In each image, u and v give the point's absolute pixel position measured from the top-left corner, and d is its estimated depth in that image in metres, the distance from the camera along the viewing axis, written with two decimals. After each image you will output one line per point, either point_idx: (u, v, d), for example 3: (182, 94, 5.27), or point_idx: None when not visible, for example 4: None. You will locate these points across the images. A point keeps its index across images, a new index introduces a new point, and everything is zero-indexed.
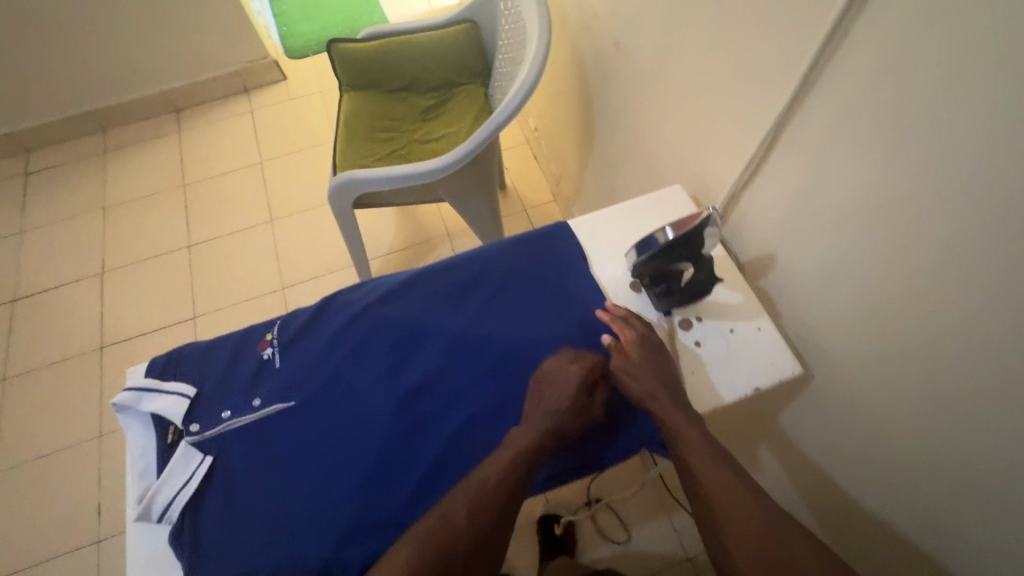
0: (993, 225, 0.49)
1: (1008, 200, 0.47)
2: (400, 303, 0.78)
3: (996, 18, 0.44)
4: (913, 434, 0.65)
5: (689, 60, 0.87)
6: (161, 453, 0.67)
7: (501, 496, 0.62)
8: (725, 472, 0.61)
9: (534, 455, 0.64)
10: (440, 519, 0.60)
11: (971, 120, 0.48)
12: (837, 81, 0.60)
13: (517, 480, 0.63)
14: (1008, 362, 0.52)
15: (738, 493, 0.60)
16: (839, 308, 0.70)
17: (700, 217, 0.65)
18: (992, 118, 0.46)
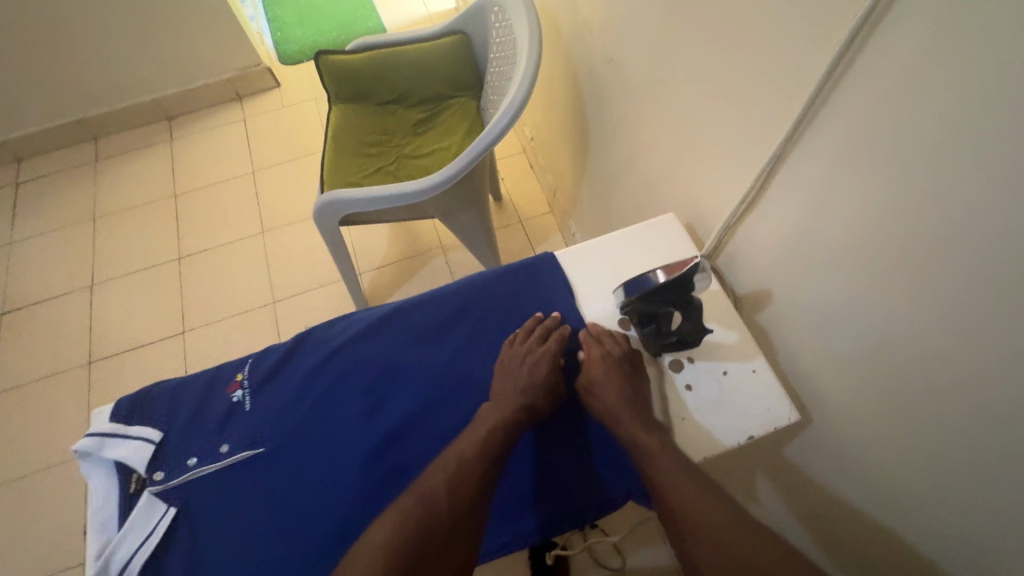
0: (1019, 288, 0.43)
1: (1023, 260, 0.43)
2: (379, 341, 0.73)
3: (1011, 60, 0.39)
4: (914, 492, 0.61)
5: (680, 79, 0.82)
6: (122, 503, 0.63)
7: (472, 483, 0.60)
8: (683, 474, 0.58)
9: (500, 444, 0.63)
10: (419, 504, 0.58)
11: (992, 169, 0.43)
12: (843, 113, 0.55)
13: (478, 486, 0.60)
14: (1016, 431, 0.47)
15: (697, 495, 0.56)
16: (841, 353, 0.65)
17: (689, 266, 0.61)
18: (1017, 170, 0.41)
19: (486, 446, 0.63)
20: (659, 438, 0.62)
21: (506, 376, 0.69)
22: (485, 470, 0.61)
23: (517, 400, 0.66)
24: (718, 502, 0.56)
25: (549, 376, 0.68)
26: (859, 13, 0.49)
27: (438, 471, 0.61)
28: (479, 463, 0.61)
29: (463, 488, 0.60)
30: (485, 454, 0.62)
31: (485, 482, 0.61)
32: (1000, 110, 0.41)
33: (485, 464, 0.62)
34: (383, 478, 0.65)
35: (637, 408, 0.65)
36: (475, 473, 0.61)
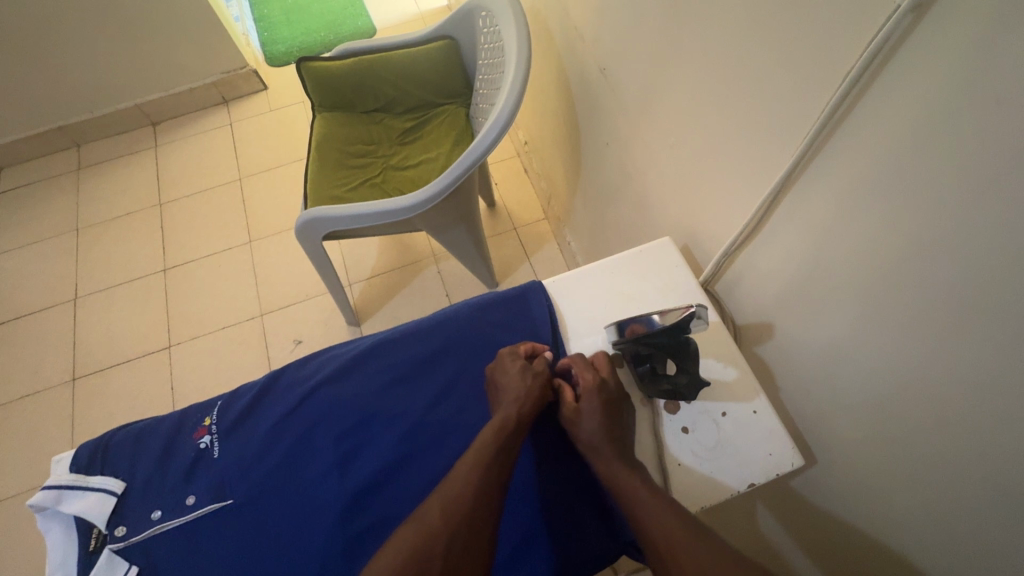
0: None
1: None
2: (353, 381, 0.69)
3: None
4: (917, 546, 0.57)
5: (675, 93, 0.77)
6: (81, 561, 0.59)
7: (478, 501, 0.55)
8: (668, 511, 0.54)
9: (486, 482, 0.57)
10: (420, 536, 0.52)
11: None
12: (855, 146, 0.50)
13: (467, 526, 0.53)
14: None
15: (686, 532, 0.51)
16: (849, 398, 0.61)
17: (682, 313, 0.57)
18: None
19: (485, 461, 0.58)
20: (642, 478, 0.58)
21: (497, 389, 0.65)
22: (487, 488, 0.56)
23: (504, 427, 0.61)
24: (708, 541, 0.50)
25: (536, 397, 0.63)
26: (874, 39, 0.44)
27: (436, 499, 0.56)
28: (481, 483, 0.56)
29: (466, 507, 0.54)
30: (487, 471, 0.57)
31: (488, 504, 0.55)
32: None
33: (488, 481, 0.57)
34: (360, 533, 0.61)
35: (620, 441, 0.61)
36: (477, 492, 0.56)
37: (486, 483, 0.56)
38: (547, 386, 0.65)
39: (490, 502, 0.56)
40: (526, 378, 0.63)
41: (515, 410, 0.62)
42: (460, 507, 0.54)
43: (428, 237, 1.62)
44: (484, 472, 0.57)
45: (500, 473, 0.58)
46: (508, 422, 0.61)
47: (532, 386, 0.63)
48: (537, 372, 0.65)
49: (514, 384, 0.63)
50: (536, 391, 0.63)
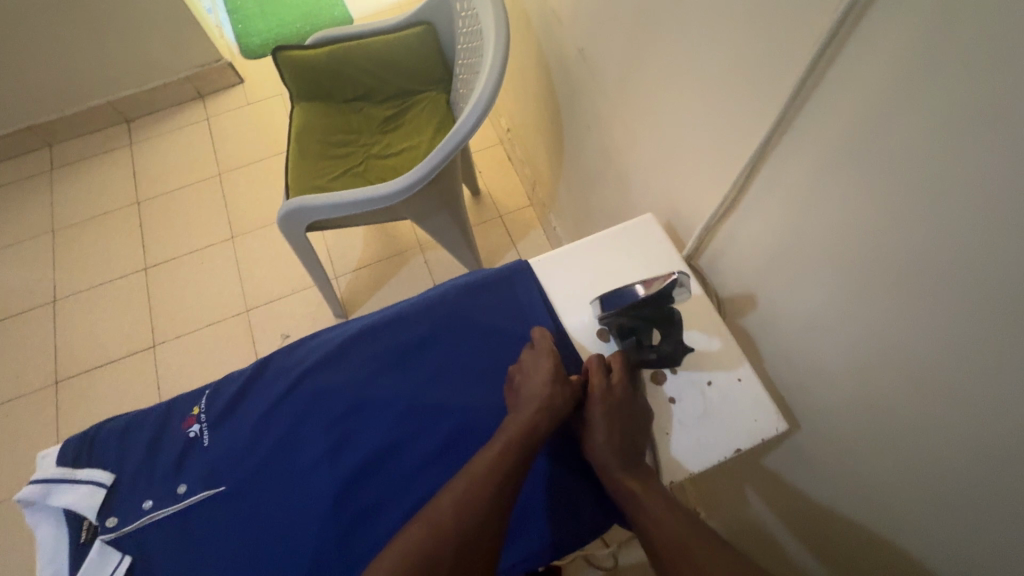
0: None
1: (1004, 269, 0.40)
2: (343, 366, 0.69)
3: (997, 60, 0.36)
4: (896, 500, 0.60)
5: (654, 71, 0.78)
6: (73, 554, 0.59)
7: (491, 502, 0.56)
8: (689, 523, 0.55)
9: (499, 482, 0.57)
10: (427, 535, 0.54)
11: (999, 179, 0.38)
12: (829, 110, 0.51)
13: (476, 526, 0.55)
14: (995, 443, 0.45)
15: (705, 546, 0.53)
16: (831, 362, 0.62)
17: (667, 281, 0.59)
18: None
19: (500, 462, 0.58)
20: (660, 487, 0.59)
21: (518, 391, 0.64)
22: (499, 489, 0.57)
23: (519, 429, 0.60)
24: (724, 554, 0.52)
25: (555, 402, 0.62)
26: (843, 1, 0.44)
27: (447, 496, 0.57)
28: (495, 482, 0.57)
29: (478, 505, 0.56)
30: (499, 471, 0.58)
31: (501, 503, 0.57)
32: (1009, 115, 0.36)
33: (501, 482, 0.57)
34: (353, 516, 0.62)
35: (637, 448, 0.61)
36: (492, 494, 0.57)
37: (498, 483, 0.57)
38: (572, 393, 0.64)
39: (502, 503, 0.57)
40: (553, 387, 0.62)
41: (540, 418, 0.61)
42: (469, 504, 0.56)
43: (412, 224, 1.62)
44: (501, 474, 0.58)
45: (515, 474, 0.59)
46: (529, 427, 0.60)
47: (560, 396, 0.62)
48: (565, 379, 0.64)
49: (539, 388, 0.62)
50: (561, 397, 0.63)
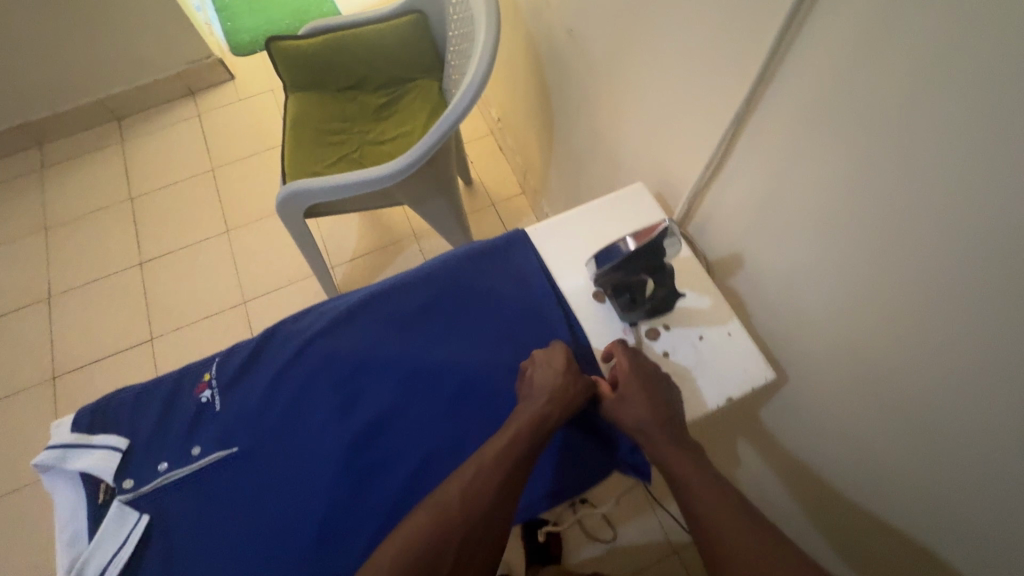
0: (992, 237, 0.43)
1: (968, 199, 0.44)
2: (350, 332, 0.71)
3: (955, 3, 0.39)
4: (883, 436, 0.63)
5: (640, 46, 0.81)
6: (91, 515, 0.60)
7: (500, 489, 0.57)
8: (717, 491, 0.56)
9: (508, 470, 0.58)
10: (433, 519, 0.55)
11: (959, 113, 0.42)
12: (804, 67, 0.54)
13: (483, 512, 0.56)
14: (969, 366, 0.49)
15: (732, 515, 0.54)
16: (816, 311, 0.66)
17: (659, 229, 0.61)
18: (987, 112, 0.40)
19: (512, 451, 0.59)
20: (692, 453, 0.59)
21: (528, 381, 0.65)
22: (508, 478, 0.58)
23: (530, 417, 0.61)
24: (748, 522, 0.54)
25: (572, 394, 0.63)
26: None
27: (455, 481, 0.58)
28: (503, 470, 0.58)
29: (485, 494, 0.57)
30: (508, 459, 0.59)
31: (508, 489, 0.58)
32: (966, 50, 0.40)
33: (511, 471, 0.58)
34: (363, 470, 0.64)
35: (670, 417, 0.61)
36: (501, 483, 0.58)
37: (508, 472, 0.58)
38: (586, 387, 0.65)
39: (511, 490, 0.58)
40: (565, 377, 0.63)
41: (552, 407, 0.62)
42: (477, 491, 0.57)
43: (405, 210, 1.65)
44: (510, 462, 0.59)
45: (524, 461, 0.59)
46: (541, 416, 0.61)
47: (571, 387, 0.63)
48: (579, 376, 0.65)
49: (552, 379, 0.63)
50: (574, 387, 0.63)
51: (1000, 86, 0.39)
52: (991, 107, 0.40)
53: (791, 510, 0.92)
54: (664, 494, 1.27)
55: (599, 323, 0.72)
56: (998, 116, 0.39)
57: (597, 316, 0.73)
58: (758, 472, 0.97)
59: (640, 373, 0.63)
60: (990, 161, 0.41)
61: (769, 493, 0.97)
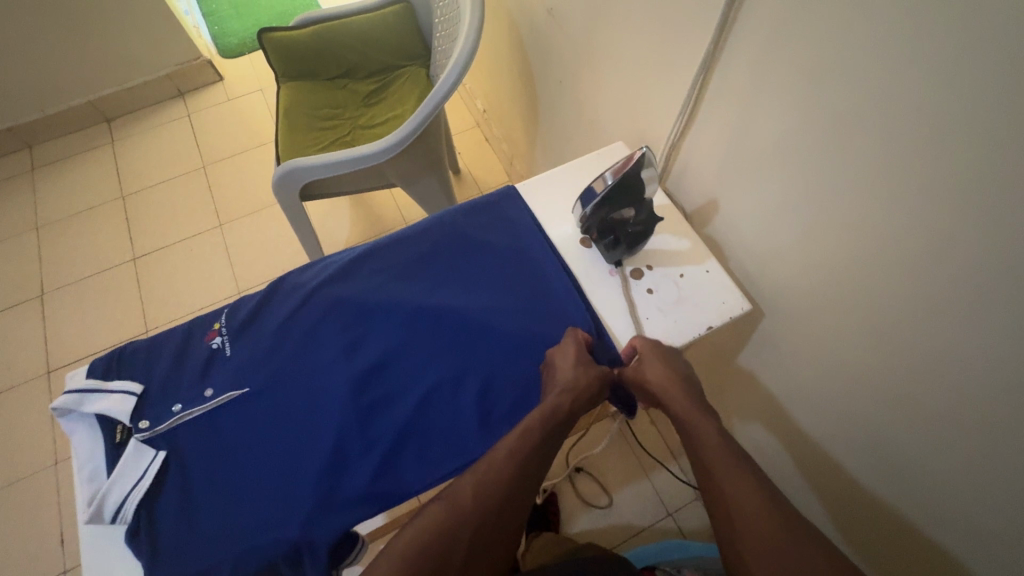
0: (923, 140, 0.49)
1: (904, 108, 0.50)
2: (353, 281, 0.76)
3: None
4: (853, 350, 0.69)
5: (615, 15, 0.88)
6: (110, 452, 0.63)
7: (513, 483, 0.60)
8: (736, 465, 0.59)
9: (524, 462, 0.60)
10: (447, 510, 0.59)
11: (892, 22, 0.48)
12: (757, 11, 0.60)
13: (495, 503, 0.59)
14: (917, 264, 0.55)
15: (750, 487, 0.57)
16: (784, 241, 0.72)
17: (634, 158, 0.66)
18: (915, 17, 0.46)
19: (524, 446, 0.61)
20: (715, 425, 0.62)
21: (547, 378, 0.66)
22: (520, 470, 0.60)
23: (544, 409, 0.62)
24: (763, 495, 0.57)
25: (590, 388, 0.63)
26: None
27: (468, 476, 0.61)
28: (516, 463, 0.60)
29: (497, 486, 0.59)
30: (522, 455, 0.60)
31: (521, 482, 0.60)
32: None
33: (525, 464, 0.60)
34: (370, 403, 0.68)
35: (690, 388, 0.65)
36: (516, 475, 0.60)
37: (521, 467, 0.60)
38: (599, 379, 0.64)
39: (525, 478, 0.60)
40: (577, 371, 0.63)
41: (567, 399, 0.62)
42: (490, 485, 0.59)
43: (392, 194, 1.71)
44: (525, 455, 0.61)
45: (539, 453, 0.61)
46: (553, 409, 0.62)
47: (588, 382, 0.63)
48: (595, 368, 0.65)
49: (567, 374, 0.63)
50: (588, 381, 0.63)
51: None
52: (920, 12, 0.45)
53: (778, 449, 0.97)
54: (658, 460, 1.30)
55: (587, 266, 0.77)
56: (924, 19, 0.45)
57: (584, 260, 0.77)
58: (746, 417, 1.02)
59: (659, 357, 0.66)
60: (921, 62, 0.47)
61: (757, 437, 1.02)
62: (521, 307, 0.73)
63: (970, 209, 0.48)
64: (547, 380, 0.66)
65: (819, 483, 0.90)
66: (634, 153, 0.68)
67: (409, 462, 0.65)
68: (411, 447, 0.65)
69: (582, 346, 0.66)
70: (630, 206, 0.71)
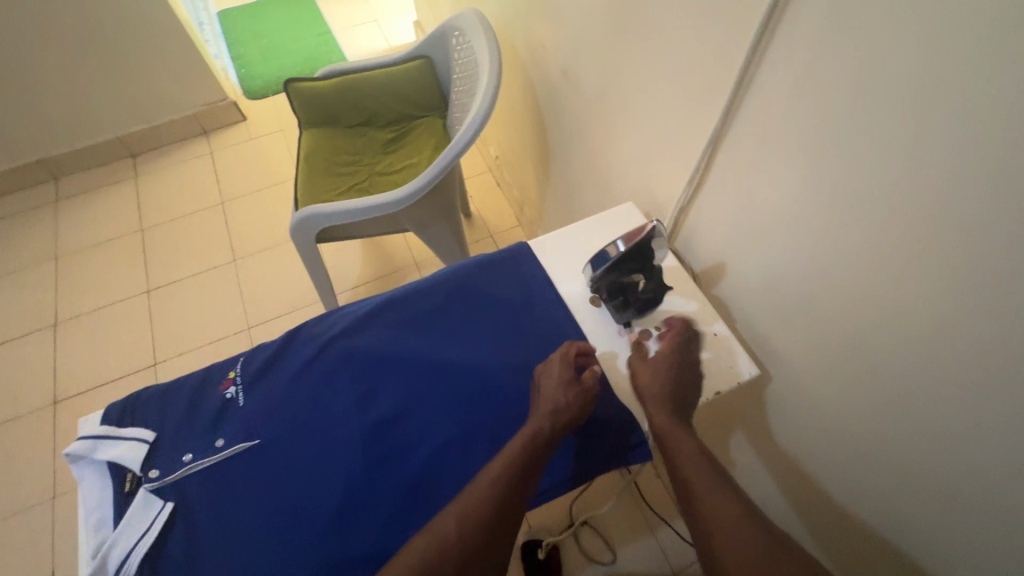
0: (923, 225, 0.51)
1: (906, 196, 0.52)
2: (368, 333, 0.77)
3: (877, 41, 0.49)
4: (860, 422, 0.69)
5: (627, 84, 0.93)
6: (118, 502, 0.64)
7: (497, 510, 0.58)
8: (719, 482, 0.59)
9: (509, 486, 0.59)
10: (432, 540, 0.56)
11: (890, 117, 0.50)
12: (766, 94, 0.63)
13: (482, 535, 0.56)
14: (920, 343, 0.56)
15: (733, 504, 0.57)
16: (790, 309, 0.73)
17: (646, 230, 0.70)
18: (913, 108, 0.48)
19: (509, 471, 0.60)
20: (694, 441, 0.63)
21: (537, 397, 0.68)
22: (506, 496, 0.59)
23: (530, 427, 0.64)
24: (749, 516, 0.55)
25: (574, 405, 0.66)
26: (766, 9, 0.58)
27: (453, 507, 0.58)
28: (500, 488, 0.59)
29: (485, 513, 0.57)
30: (506, 479, 0.59)
31: (507, 507, 0.58)
32: (894, 58, 0.48)
33: (509, 489, 0.59)
34: (378, 457, 0.68)
35: (678, 402, 0.67)
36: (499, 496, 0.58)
37: (505, 489, 0.59)
38: (583, 397, 0.67)
39: (512, 507, 0.59)
40: (559, 391, 0.66)
41: (548, 422, 0.64)
42: (474, 512, 0.57)
43: (405, 236, 1.75)
44: (506, 479, 0.60)
45: (523, 476, 0.60)
46: (536, 433, 0.63)
47: (569, 402, 0.65)
48: (580, 388, 0.67)
49: (550, 396, 0.66)
50: (570, 403, 0.66)
51: (920, 87, 0.47)
52: (917, 103, 0.48)
53: (788, 515, 0.95)
54: (662, 514, 1.28)
55: (596, 325, 0.78)
56: (922, 111, 0.47)
57: (595, 319, 0.79)
58: (754, 477, 1.01)
59: (659, 362, 0.70)
60: (918, 155, 0.49)
61: (764, 498, 1.00)
62: (531, 363, 0.74)
63: (975, 297, 0.49)
64: (537, 397, 0.69)
65: (830, 553, 0.88)
66: (646, 224, 0.72)
67: (413, 522, 0.64)
68: (418, 504, 0.65)
69: (568, 363, 0.69)
70: (639, 272, 0.74)
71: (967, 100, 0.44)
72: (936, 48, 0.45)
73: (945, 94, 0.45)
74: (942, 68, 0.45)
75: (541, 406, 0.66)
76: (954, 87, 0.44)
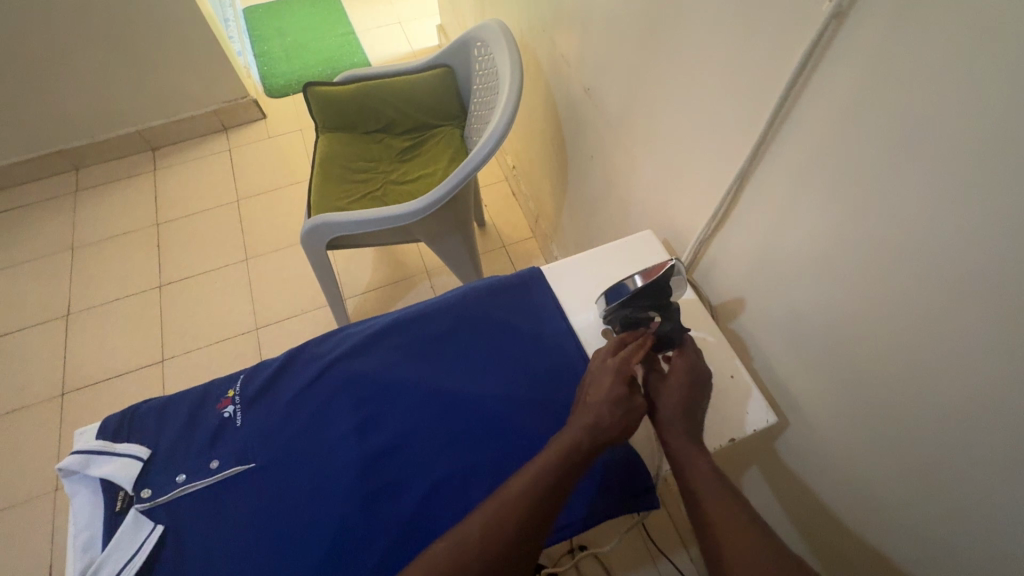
0: (959, 296, 0.47)
1: (941, 263, 0.48)
2: (371, 357, 0.75)
3: (918, 95, 0.45)
4: (879, 486, 0.65)
5: (650, 108, 0.90)
6: (107, 521, 0.63)
7: (520, 529, 0.54)
8: (735, 501, 0.55)
9: (538, 502, 0.56)
10: (449, 551, 0.53)
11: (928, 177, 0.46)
12: (798, 137, 0.60)
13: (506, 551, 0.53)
14: (949, 417, 0.52)
15: (748, 524, 0.53)
16: (810, 359, 0.69)
17: (666, 267, 0.66)
18: (955, 172, 0.44)
19: (540, 486, 0.56)
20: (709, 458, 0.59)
21: (580, 407, 0.64)
22: (533, 512, 0.55)
23: (568, 439, 0.60)
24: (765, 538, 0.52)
25: (620, 420, 0.61)
26: (805, 50, 0.54)
27: (476, 516, 0.55)
28: (528, 504, 0.55)
29: (508, 531, 0.54)
30: (534, 495, 0.56)
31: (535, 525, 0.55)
32: (937, 119, 0.44)
33: (539, 505, 0.55)
34: (375, 491, 0.65)
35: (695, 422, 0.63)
36: (526, 514, 0.55)
37: (534, 505, 0.55)
38: (629, 413, 0.62)
39: (539, 528, 0.55)
40: (608, 406, 0.62)
41: (587, 436, 0.60)
42: (493, 526, 0.54)
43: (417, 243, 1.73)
44: (533, 497, 0.56)
45: (553, 493, 0.57)
46: (572, 445, 0.59)
47: (615, 418, 0.61)
48: (626, 403, 0.63)
49: (592, 409, 0.62)
50: (615, 417, 0.61)
51: (962, 151, 0.43)
52: (960, 169, 0.43)
53: None
54: (665, 546, 1.24)
55: None
56: (965, 176, 0.43)
57: None
58: None
59: (681, 380, 0.65)
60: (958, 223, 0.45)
61: None
62: (538, 397, 0.71)
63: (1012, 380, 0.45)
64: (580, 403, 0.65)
65: None
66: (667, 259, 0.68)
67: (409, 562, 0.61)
68: (413, 543, 0.62)
69: (621, 373, 0.64)
70: (655, 310, 0.70)
71: (1015, 173, 0.40)
72: (985, 115, 0.41)
73: (994, 165, 0.41)
74: (990, 136, 0.41)
75: (583, 417, 0.62)
76: (1001, 156, 0.40)
